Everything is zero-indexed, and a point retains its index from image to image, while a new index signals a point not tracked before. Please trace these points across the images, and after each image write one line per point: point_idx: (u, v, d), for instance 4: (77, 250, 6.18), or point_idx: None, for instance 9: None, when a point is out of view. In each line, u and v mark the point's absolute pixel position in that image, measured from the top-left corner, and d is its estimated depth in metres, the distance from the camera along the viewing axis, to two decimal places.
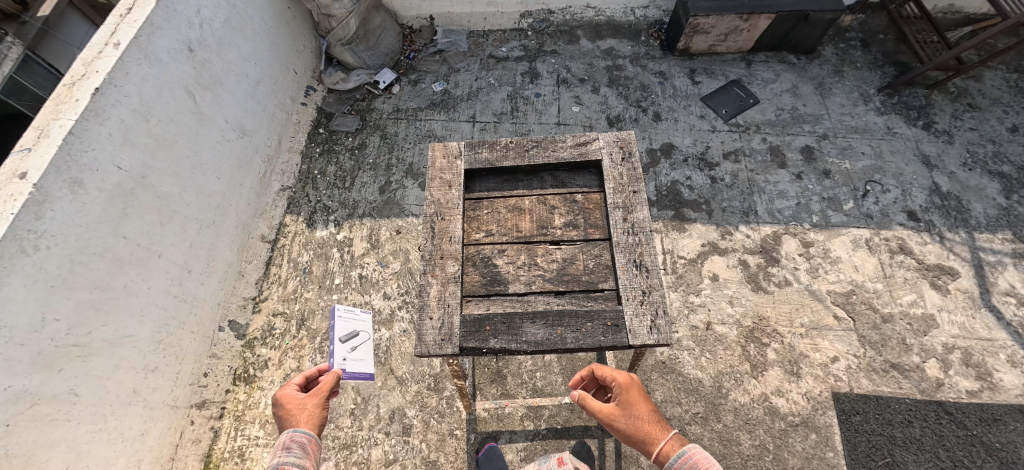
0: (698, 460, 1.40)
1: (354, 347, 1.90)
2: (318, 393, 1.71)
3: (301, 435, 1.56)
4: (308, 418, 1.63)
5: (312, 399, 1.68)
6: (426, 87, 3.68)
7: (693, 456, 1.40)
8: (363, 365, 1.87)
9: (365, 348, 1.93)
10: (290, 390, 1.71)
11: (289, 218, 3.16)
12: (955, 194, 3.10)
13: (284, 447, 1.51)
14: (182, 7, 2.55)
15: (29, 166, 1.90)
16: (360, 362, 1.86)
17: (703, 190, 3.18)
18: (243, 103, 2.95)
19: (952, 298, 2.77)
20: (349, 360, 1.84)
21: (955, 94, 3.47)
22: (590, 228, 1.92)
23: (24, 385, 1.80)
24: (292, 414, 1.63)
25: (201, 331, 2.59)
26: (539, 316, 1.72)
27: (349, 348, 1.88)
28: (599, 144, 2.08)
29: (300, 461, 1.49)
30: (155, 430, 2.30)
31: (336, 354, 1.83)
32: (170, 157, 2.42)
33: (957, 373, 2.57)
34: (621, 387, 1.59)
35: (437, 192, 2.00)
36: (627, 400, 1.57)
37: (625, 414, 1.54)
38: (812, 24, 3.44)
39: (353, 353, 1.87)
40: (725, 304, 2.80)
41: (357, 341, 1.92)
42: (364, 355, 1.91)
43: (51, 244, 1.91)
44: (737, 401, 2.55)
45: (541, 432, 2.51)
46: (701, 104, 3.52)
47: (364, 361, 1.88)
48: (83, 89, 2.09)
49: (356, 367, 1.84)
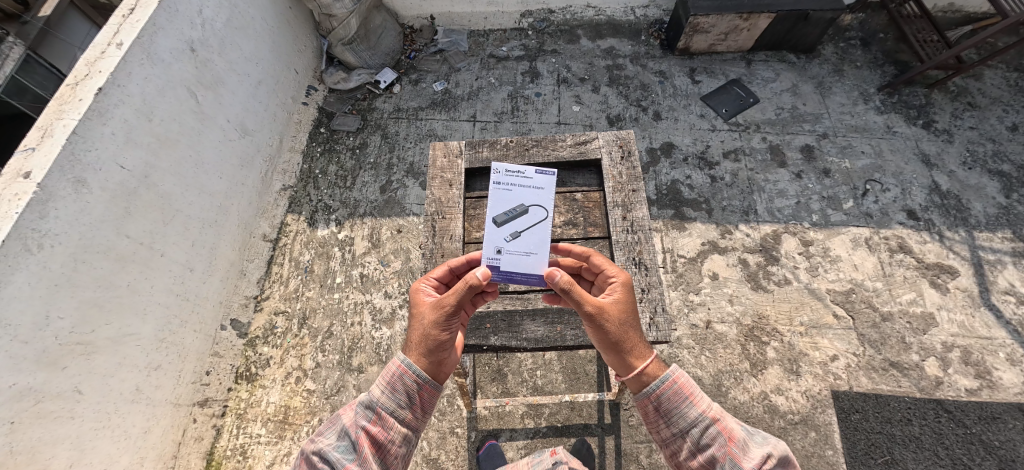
0: (682, 385, 1.43)
1: (516, 239, 1.63)
2: (440, 308, 1.52)
3: (408, 371, 1.46)
4: (424, 336, 1.51)
5: (432, 316, 1.52)
6: (426, 87, 3.69)
7: (677, 381, 1.44)
8: (524, 263, 1.61)
9: (530, 240, 1.63)
10: (422, 295, 1.62)
11: (291, 217, 3.17)
12: (955, 193, 3.10)
13: (389, 379, 1.46)
14: (184, 7, 2.56)
15: (33, 166, 1.91)
16: (516, 257, 1.61)
17: (703, 189, 3.19)
18: (245, 103, 2.96)
19: (952, 297, 2.77)
20: (503, 257, 1.62)
21: (956, 93, 3.47)
22: (589, 227, 1.94)
23: (29, 382, 1.82)
24: (414, 324, 1.55)
25: (203, 330, 2.60)
26: (538, 313, 1.77)
27: (509, 240, 1.62)
28: (599, 143, 2.09)
29: (398, 409, 1.44)
30: (158, 428, 2.32)
31: (491, 245, 1.63)
32: (172, 156, 2.43)
33: (956, 372, 2.58)
34: (622, 288, 1.58)
35: (437, 191, 2.01)
36: (624, 301, 1.55)
37: (621, 315, 1.52)
38: (812, 23, 3.44)
39: (511, 245, 1.62)
40: (725, 303, 2.81)
41: (521, 230, 1.64)
42: (529, 248, 1.63)
43: (55, 242, 1.92)
44: (737, 399, 2.56)
45: (542, 430, 2.52)
46: (700, 103, 3.53)
47: (523, 256, 1.61)
48: (87, 89, 2.11)
49: (513, 265, 1.61)
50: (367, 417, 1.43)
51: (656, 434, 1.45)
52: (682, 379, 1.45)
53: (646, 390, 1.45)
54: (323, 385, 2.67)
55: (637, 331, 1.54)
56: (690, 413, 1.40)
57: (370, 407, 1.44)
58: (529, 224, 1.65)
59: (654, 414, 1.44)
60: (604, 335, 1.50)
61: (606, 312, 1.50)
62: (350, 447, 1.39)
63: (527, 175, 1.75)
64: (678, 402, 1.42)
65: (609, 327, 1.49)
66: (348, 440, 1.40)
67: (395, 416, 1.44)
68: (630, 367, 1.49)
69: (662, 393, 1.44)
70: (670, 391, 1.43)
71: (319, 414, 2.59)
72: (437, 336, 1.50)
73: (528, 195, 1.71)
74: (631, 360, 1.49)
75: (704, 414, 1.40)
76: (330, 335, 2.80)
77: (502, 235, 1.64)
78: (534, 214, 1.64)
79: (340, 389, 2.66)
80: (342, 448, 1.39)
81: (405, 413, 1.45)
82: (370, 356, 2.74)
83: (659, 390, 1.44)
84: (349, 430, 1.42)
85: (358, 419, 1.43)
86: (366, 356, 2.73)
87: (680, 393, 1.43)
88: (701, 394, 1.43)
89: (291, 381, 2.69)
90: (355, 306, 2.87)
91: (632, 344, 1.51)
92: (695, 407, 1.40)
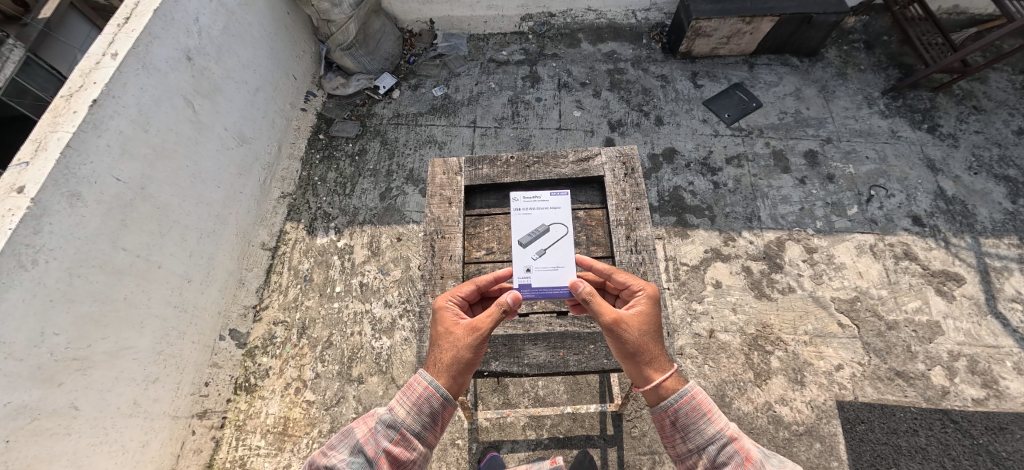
0: (700, 402, 1.40)
1: (543, 259, 1.71)
2: (475, 331, 1.51)
3: (436, 394, 1.43)
4: (455, 357, 1.49)
5: (466, 338, 1.50)
6: (426, 92, 3.66)
7: (695, 397, 1.40)
8: (553, 278, 1.67)
9: (556, 259, 1.70)
10: (450, 314, 1.58)
11: (289, 225, 3.14)
12: (961, 198, 3.07)
13: (415, 399, 1.42)
14: (181, 15, 2.53)
15: (27, 180, 1.89)
16: (545, 272, 1.68)
17: (706, 196, 3.16)
18: (243, 110, 2.93)
19: (957, 304, 2.74)
20: (533, 274, 1.69)
21: (961, 96, 3.43)
22: (592, 245, 1.91)
23: (24, 399, 1.79)
24: (445, 344, 1.52)
25: (202, 340, 2.58)
26: (541, 338, 1.74)
27: (536, 261, 1.71)
28: (602, 159, 2.06)
29: (423, 430, 1.42)
30: (156, 441, 2.30)
31: (519, 265, 1.70)
32: (169, 166, 2.40)
33: (963, 381, 2.55)
34: (646, 299, 1.56)
35: (437, 208, 1.98)
36: (648, 314, 1.53)
37: (642, 326, 1.50)
38: (815, 27, 3.40)
39: (539, 262, 1.70)
40: (728, 311, 2.78)
41: (546, 253, 1.72)
42: (557, 263, 1.70)
43: (50, 258, 1.89)
44: (740, 409, 2.53)
45: (543, 442, 2.50)
46: (703, 107, 3.49)
47: (552, 271, 1.68)
48: (81, 101, 2.08)
49: (542, 282, 1.67)
50: (388, 437, 1.40)
51: (672, 446, 1.42)
52: (701, 397, 1.41)
53: (662, 402, 1.42)
54: (322, 395, 2.65)
55: (658, 344, 1.51)
56: (707, 430, 1.37)
57: (392, 426, 1.40)
58: (553, 240, 1.75)
59: (670, 428, 1.41)
60: (623, 345, 1.49)
61: (625, 322, 1.50)
62: (367, 464, 1.36)
63: (543, 198, 1.88)
64: (695, 418, 1.39)
65: (628, 337, 1.48)
66: (367, 458, 1.37)
67: (419, 437, 1.41)
68: (647, 379, 1.46)
69: (679, 407, 1.40)
70: (687, 407, 1.40)
71: (319, 426, 2.57)
72: (468, 359, 1.49)
73: (547, 216, 1.82)
74: (649, 372, 1.46)
75: (722, 432, 1.36)
76: (329, 345, 2.77)
77: (529, 254, 1.73)
78: (557, 231, 1.75)
79: (340, 400, 2.63)
80: (358, 465, 1.37)
81: (426, 435, 1.43)
82: (371, 366, 2.71)
83: (676, 404, 1.41)
84: (368, 446, 1.39)
85: (379, 437, 1.40)
86: (365, 367, 2.71)
87: (699, 411, 1.39)
88: (721, 412, 1.39)
89: (290, 392, 2.66)
90: (354, 316, 2.85)
91: (651, 356, 1.48)
92: (712, 424, 1.37)
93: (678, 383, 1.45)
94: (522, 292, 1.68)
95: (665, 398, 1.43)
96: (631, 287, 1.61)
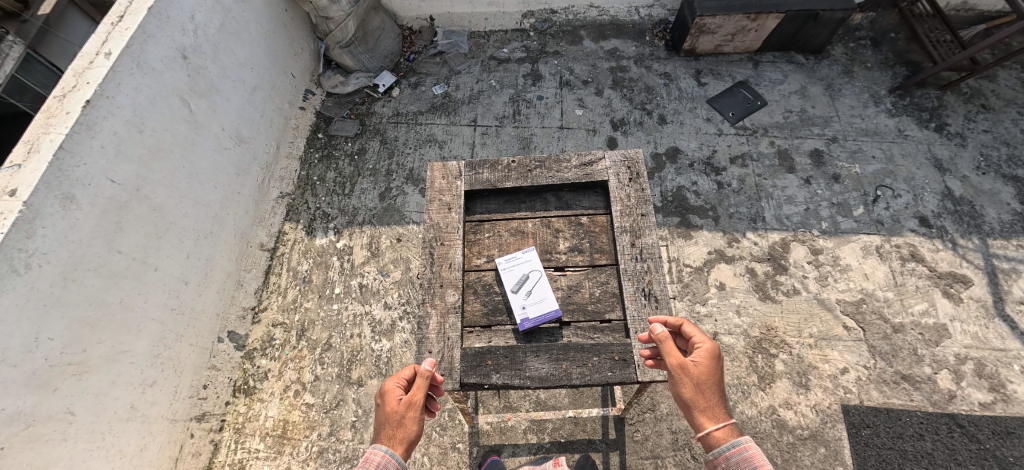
0: (752, 454, 1.42)
1: (530, 290, 1.77)
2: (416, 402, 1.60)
3: (392, 462, 1.50)
4: (405, 434, 1.55)
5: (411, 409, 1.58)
6: (426, 90, 3.61)
7: (748, 449, 1.43)
8: (546, 305, 1.75)
9: (542, 287, 1.77)
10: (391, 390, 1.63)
11: (288, 225, 3.11)
12: (968, 199, 3.02)
13: None
14: (177, 13, 2.49)
15: (19, 182, 1.85)
16: (539, 302, 1.75)
17: (709, 196, 3.11)
18: (241, 109, 2.89)
19: (965, 307, 2.70)
20: (529, 307, 1.74)
21: (968, 95, 3.38)
22: (596, 253, 1.88)
23: (19, 406, 1.77)
24: (391, 424, 1.55)
25: (199, 342, 2.55)
26: (542, 350, 1.69)
27: (525, 294, 1.76)
28: (606, 163, 2.02)
29: None
30: (154, 445, 2.28)
31: (514, 306, 1.75)
32: (165, 168, 2.37)
33: (970, 385, 2.51)
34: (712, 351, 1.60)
35: (436, 213, 1.95)
36: (710, 365, 1.57)
37: (704, 375, 1.55)
38: (822, 23, 3.35)
39: (529, 295, 1.76)
40: (732, 314, 2.75)
41: (531, 284, 1.78)
42: (543, 292, 1.77)
43: (43, 262, 1.86)
44: (744, 413, 2.50)
45: (544, 446, 2.48)
46: (707, 106, 3.44)
47: (543, 300, 1.75)
48: (74, 102, 2.04)
49: (539, 312, 1.73)
50: None
51: None
52: (753, 448, 1.44)
53: (713, 450, 1.47)
54: (322, 399, 2.62)
55: (717, 396, 1.54)
56: None
57: None
58: (532, 272, 1.81)
59: None
60: (682, 391, 1.54)
61: (683, 369, 1.55)
62: None
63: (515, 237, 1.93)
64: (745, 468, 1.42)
65: (687, 384, 1.53)
66: None
67: None
68: (701, 426, 1.51)
69: (729, 455, 1.44)
70: (736, 454, 1.43)
71: (318, 429, 2.55)
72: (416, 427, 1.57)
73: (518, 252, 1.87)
74: (703, 420, 1.51)
75: None
76: (329, 348, 2.75)
77: (519, 292, 1.77)
78: (532, 262, 1.83)
79: (340, 403, 2.61)
80: None
81: None
82: (370, 369, 2.68)
83: (728, 452, 1.45)
84: None
85: None
86: (365, 369, 2.68)
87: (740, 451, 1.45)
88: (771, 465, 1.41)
89: (289, 395, 2.64)
90: (354, 318, 2.82)
91: (704, 403, 1.53)
92: None
93: (731, 434, 1.49)
94: (526, 328, 1.72)
95: (718, 445, 1.47)
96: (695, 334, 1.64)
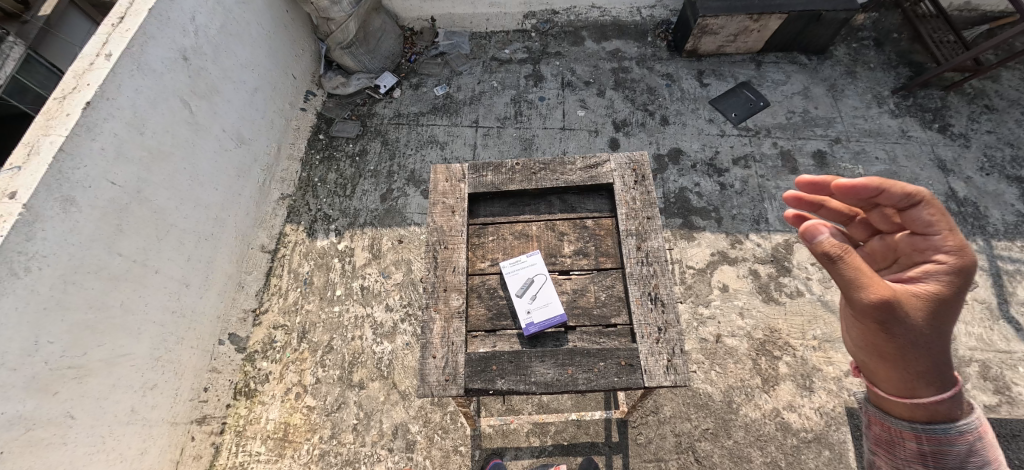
0: (985, 434, 1.22)
1: (535, 294, 1.75)
2: None
3: None
4: None
5: None
6: (428, 91, 3.60)
7: (984, 432, 1.22)
8: (552, 309, 1.73)
9: (546, 291, 1.76)
10: None
11: (289, 227, 3.10)
12: (973, 200, 3.01)
13: None
14: (177, 14, 2.48)
15: (19, 185, 1.84)
16: (544, 307, 1.73)
17: (712, 197, 3.10)
18: (242, 111, 2.88)
19: (969, 308, 2.69)
20: (534, 312, 1.73)
21: (972, 95, 3.37)
22: (601, 256, 1.87)
23: (19, 410, 1.76)
24: None
25: (200, 345, 2.54)
26: (548, 355, 1.67)
27: (530, 298, 1.75)
28: (610, 166, 2.01)
29: None
30: (154, 448, 2.27)
31: (519, 310, 1.73)
32: (166, 170, 2.36)
33: (975, 387, 2.50)
34: (943, 275, 1.26)
35: (439, 217, 1.94)
36: (937, 299, 1.25)
37: (929, 314, 1.24)
38: (825, 24, 3.33)
39: (534, 299, 1.75)
40: (735, 316, 2.74)
41: (536, 288, 1.77)
42: (548, 296, 1.76)
43: (43, 265, 1.85)
44: (747, 416, 2.49)
45: (547, 449, 2.46)
46: (710, 107, 3.43)
47: (548, 304, 1.74)
48: (74, 104, 2.03)
49: (544, 317, 1.72)
50: None
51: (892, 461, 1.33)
52: (987, 426, 1.23)
53: (930, 421, 1.25)
54: (323, 401, 2.61)
55: (946, 342, 1.25)
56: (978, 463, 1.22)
57: None
58: (536, 276, 1.80)
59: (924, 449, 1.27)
60: (891, 337, 1.27)
61: (900, 300, 1.26)
62: None
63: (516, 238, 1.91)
64: (974, 456, 1.21)
65: (906, 327, 1.25)
66: None
67: None
68: (916, 388, 1.27)
69: (962, 435, 1.22)
70: (972, 433, 1.22)
71: (320, 432, 2.54)
72: None
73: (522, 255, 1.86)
74: (925, 381, 1.26)
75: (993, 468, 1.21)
76: (330, 350, 2.73)
77: (523, 296, 1.76)
78: (536, 266, 1.81)
79: (341, 406, 2.59)
80: None
81: None
82: (372, 371, 2.67)
83: (947, 426, 1.24)
84: None
85: None
86: (367, 372, 2.67)
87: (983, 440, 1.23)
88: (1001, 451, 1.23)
89: (290, 398, 2.62)
90: (355, 321, 2.81)
91: (926, 349, 1.25)
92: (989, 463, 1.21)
93: (965, 404, 1.24)
94: (531, 333, 1.70)
95: (936, 420, 1.25)
96: (932, 235, 1.29)
